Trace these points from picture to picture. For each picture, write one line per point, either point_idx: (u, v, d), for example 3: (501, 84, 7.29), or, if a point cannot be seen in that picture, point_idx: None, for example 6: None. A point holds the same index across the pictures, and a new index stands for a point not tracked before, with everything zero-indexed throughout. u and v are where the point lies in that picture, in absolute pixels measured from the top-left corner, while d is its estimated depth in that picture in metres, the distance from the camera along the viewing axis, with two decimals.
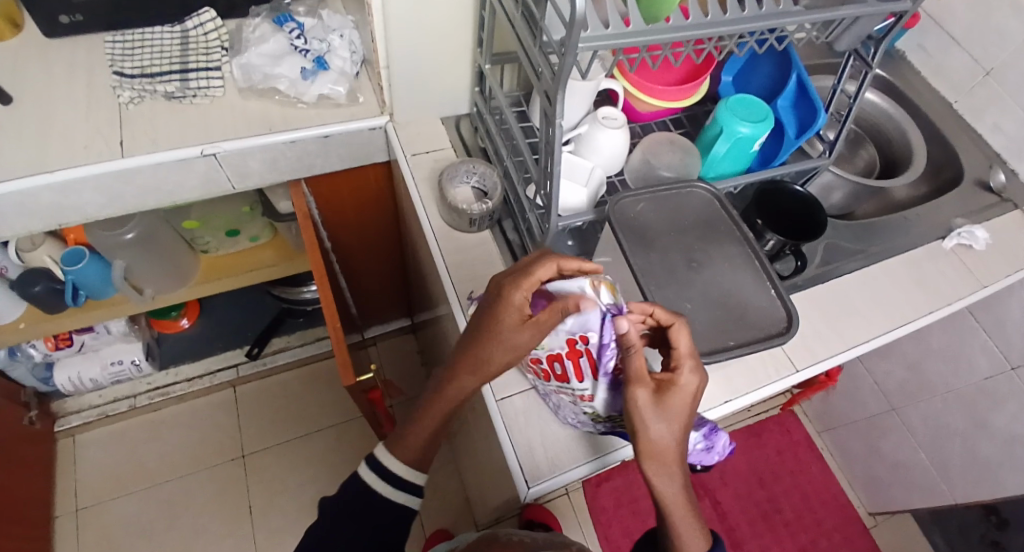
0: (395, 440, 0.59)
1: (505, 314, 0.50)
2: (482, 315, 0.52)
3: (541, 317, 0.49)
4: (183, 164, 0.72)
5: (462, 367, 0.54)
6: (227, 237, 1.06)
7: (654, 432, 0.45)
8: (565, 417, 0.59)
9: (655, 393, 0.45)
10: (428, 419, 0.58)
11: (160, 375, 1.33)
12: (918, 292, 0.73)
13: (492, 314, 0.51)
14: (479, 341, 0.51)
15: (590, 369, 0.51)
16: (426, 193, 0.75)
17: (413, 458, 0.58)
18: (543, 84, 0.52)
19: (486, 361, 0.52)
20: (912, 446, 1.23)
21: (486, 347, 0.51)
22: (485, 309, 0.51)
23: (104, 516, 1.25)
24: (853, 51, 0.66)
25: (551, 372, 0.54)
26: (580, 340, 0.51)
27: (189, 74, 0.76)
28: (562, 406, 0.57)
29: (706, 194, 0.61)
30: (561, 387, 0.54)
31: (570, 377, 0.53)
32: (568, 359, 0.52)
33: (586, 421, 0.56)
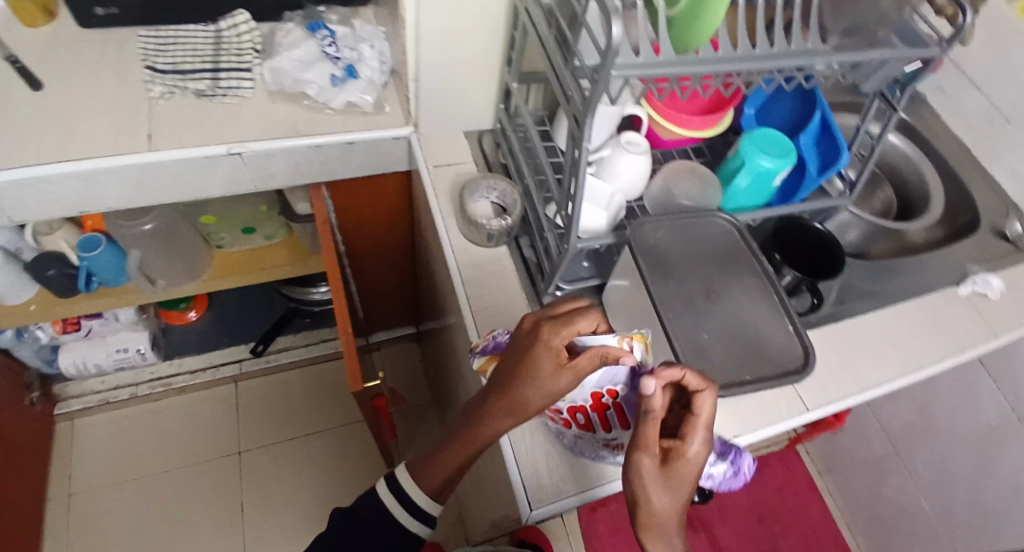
0: (420, 468, 0.57)
1: (541, 358, 0.48)
2: (516, 357, 0.50)
3: (579, 363, 0.48)
4: (209, 161, 0.73)
5: (490, 412, 0.51)
6: (242, 235, 1.07)
7: (660, 500, 0.43)
8: (578, 452, 0.58)
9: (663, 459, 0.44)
10: (442, 449, 0.55)
11: (164, 365, 1.34)
12: (932, 337, 0.73)
13: (526, 355, 0.49)
14: (511, 379, 0.49)
15: (618, 420, 0.53)
16: (444, 205, 0.75)
17: (418, 484, 0.56)
18: (572, 107, 0.52)
19: (520, 408, 0.50)
20: (914, 490, 1.22)
21: (520, 389, 0.49)
22: (521, 351, 0.50)
23: (96, 504, 1.25)
24: (878, 94, 0.66)
25: (572, 421, 0.55)
26: (606, 393, 0.53)
27: (221, 73, 0.77)
28: (575, 443, 0.57)
29: (726, 225, 0.62)
30: (582, 433, 0.56)
31: (594, 426, 0.55)
32: (593, 411, 0.54)
33: (604, 455, 0.56)
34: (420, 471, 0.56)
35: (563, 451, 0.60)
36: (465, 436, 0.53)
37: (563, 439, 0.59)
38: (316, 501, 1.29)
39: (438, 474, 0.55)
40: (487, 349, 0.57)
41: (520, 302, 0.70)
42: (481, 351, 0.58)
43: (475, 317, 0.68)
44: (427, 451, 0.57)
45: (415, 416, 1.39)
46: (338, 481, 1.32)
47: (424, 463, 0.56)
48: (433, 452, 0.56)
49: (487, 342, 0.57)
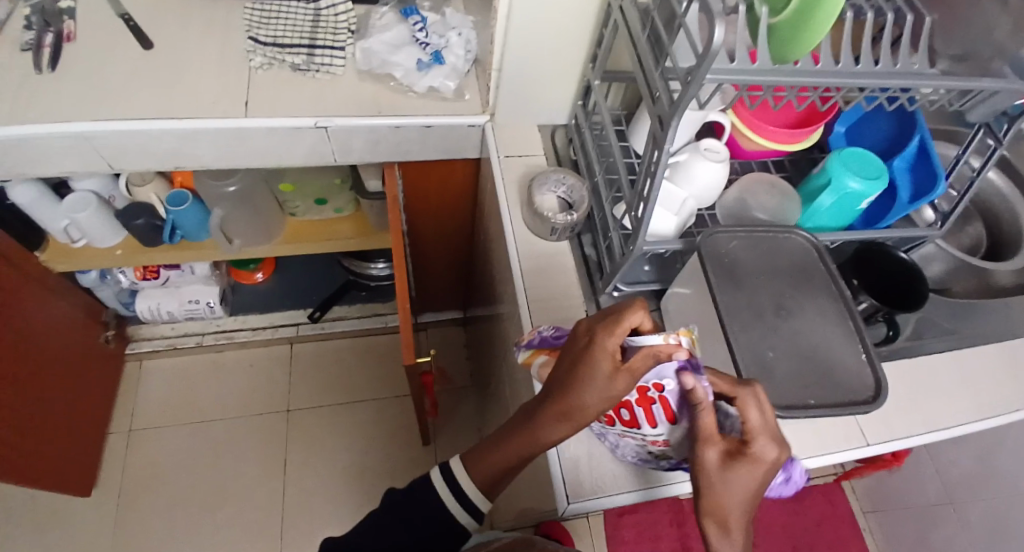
0: (473, 461, 0.56)
1: (597, 361, 0.48)
2: (571, 362, 0.50)
3: (633, 364, 0.47)
4: (296, 132, 0.77)
5: (545, 412, 0.51)
6: (315, 205, 1.12)
7: (724, 496, 0.42)
8: (621, 454, 0.58)
9: (726, 454, 0.44)
10: (495, 446, 0.55)
11: (229, 319, 1.41)
12: (1009, 387, 0.69)
13: (582, 359, 0.49)
14: (568, 384, 0.49)
15: (664, 414, 0.50)
16: (512, 195, 0.76)
17: (469, 474, 0.56)
18: (658, 108, 0.52)
19: (575, 412, 0.49)
20: (966, 546, 1.15)
21: (576, 391, 0.49)
22: (577, 357, 0.50)
23: (154, 440, 1.34)
24: (984, 124, 0.63)
25: (618, 417, 0.53)
26: (652, 387, 0.50)
27: (316, 50, 0.81)
28: (619, 443, 0.57)
29: (805, 243, 0.60)
30: (629, 431, 0.53)
31: (640, 423, 0.52)
32: (638, 405, 0.51)
33: (648, 458, 0.55)
34: (472, 465, 0.56)
35: (605, 450, 0.60)
36: (519, 436, 0.53)
37: (607, 441, 0.59)
38: (352, 468, 1.34)
39: (488, 469, 0.55)
40: (531, 344, 0.59)
41: (578, 298, 0.70)
42: (527, 345, 0.59)
43: (532, 308, 0.68)
44: (479, 448, 0.57)
45: (456, 398, 1.43)
46: (375, 451, 1.36)
47: (477, 458, 0.56)
48: (487, 447, 0.56)
49: (532, 337, 0.59)
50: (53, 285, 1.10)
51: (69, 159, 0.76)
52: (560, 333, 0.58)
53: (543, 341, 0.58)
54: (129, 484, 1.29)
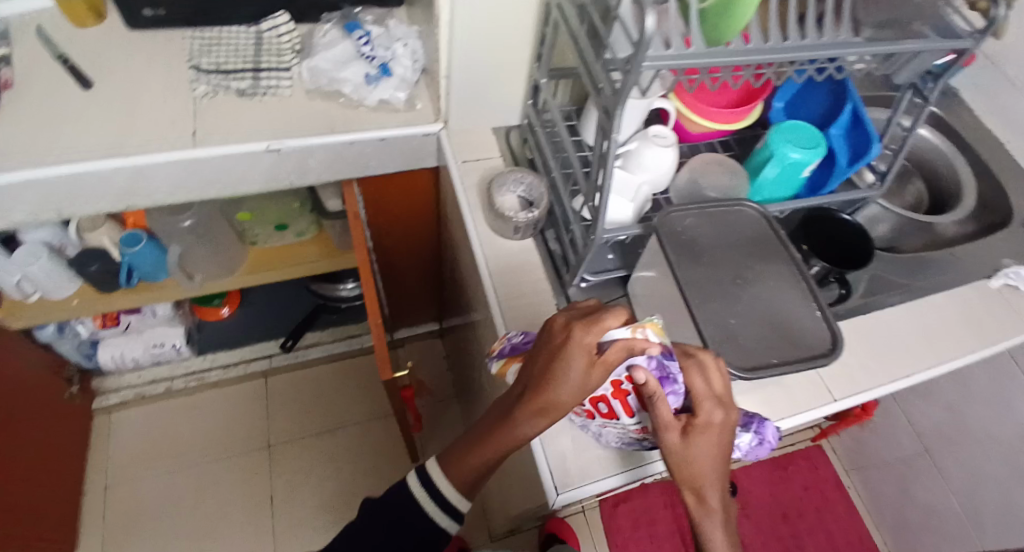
0: (449, 466, 0.56)
1: (574, 357, 0.48)
2: (547, 357, 0.50)
3: (609, 358, 0.47)
4: (249, 157, 0.76)
5: (518, 411, 0.50)
6: (275, 232, 1.10)
7: (691, 471, 0.46)
8: (606, 440, 0.59)
9: (682, 434, 0.47)
10: (473, 445, 0.54)
11: (198, 360, 1.37)
12: (961, 331, 0.73)
13: (558, 355, 0.49)
14: (546, 379, 0.49)
15: (640, 402, 0.51)
16: (472, 198, 0.77)
17: (448, 474, 0.55)
18: (603, 99, 0.54)
19: (549, 409, 0.49)
20: (945, 492, 1.20)
21: (552, 388, 0.48)
22: (551, 354, 0.50)
23: (131, 492, 1.29)
24: (910, 84, 0.66)
25: (596, 411, 0.54)
26: (625, 379, 0.51)
27: (261, 73, 0.80)
28: (601, 432, 0.57)
29: (755, 215, 0.62)
30: (609, 422, 0.54)
31: (619, 414, 0.53)
32: (615, 398, 0.52)
33: (631, 441, 0.56)
34: (444, 472, 0.56)
35: (588, 438, 0.61)
36: (495, 436, 0.52)
37: (591, 430, 0.60)
38: (342, 494, 1.32)
39: (463, 472, 0.55)
40: (503, 353, 0.59)
41: (548, 292, 0.71)
42: (498, 355, 0.59)
43: (503, 306, 0.69)
44: (456, 449, 0.56)
45: (441, 411, 1.42)
46: (363, 475, 1.34)
47: (451, 461, 0.56)
48: (460, 450, 0.55)
49: (503, 346, 0.59)
50: (9, 342, 1.06)
51: (15, 209, 0.74)
52: (529, 338, 0.58)
53: (514, 349, 0.58)
54: (108, 542, 1.24)
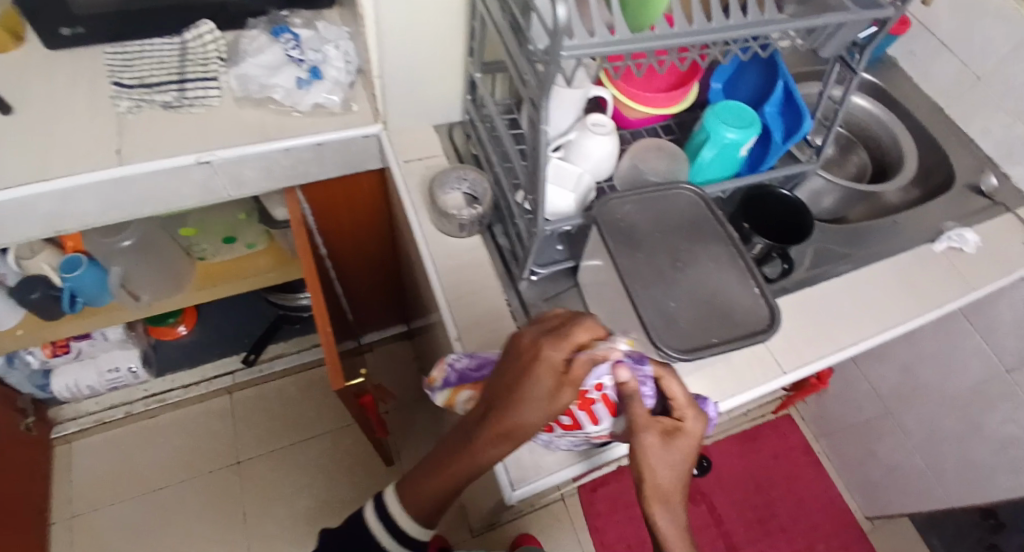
0: (406, 494, 0.55)
1: (541, 376, 0.46)
2: (515, 374, 0.48)
3: (577, 374, 0.46)
4: (179, 171, 0.73)
5: (485, 431, 0.49)
6: (224, 245, 1.08)
7: (664, 474, 0.47)
8: (557, 445, 0.59)
9: (660, 437, 0.48)
10: (433, 469, 0.54)
11: (158, 381, 1.34)
12: (906, 295, 0.75)
13: (524, 374, 0.47)
14: (512, 398, 0.47)
15: (608, 409, 0.52)
16: (416, 199, 0.75)
17: (408, 514, 0.55)
18: (529, 91, 0.53)
19: (517, 430, 0.48)
20: (908, 450, 1.23)
21: (518, 409, 0.47)
22: (518, 370, 0.48)
23: (98, 522, 1.25)
24: (837, 58, 0.66)
25: (557, 424, 0.53)
26: (593, 389, 0.52)
27: (187, 84, 0.78)
28: (554, 438, 0.57)
29: (692, 197, 0.62)
30: (569, 432, 0.54)
31: (583, 424, 0.53)
32: (581, 410, 0.52)
33: (581, 442, 0.56)
34: (407, 492, 0.55)
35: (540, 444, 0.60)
36: (458, 459, 0.52)
37: (541, 439, 0.59)
38: (318, 505, 1.30)
39: (428, 494, 0.54)
40: (449, 383, 0.58)
41: (497, 289, 0.70)
42: (443, 386, 0.58)
43: (452, 307, 0.68)
44: (415, 475, 0.55)
45: (413, 413, 1.41)
46: (339, 483, 1.32)
47: (416, 483, 0.55)
48: (425, 470, 0.55)
49: (447, 374, 0.58)
50: None
51: None
52: (476, 364, 0.59)
53: (462, 377, 0.58)
54: None
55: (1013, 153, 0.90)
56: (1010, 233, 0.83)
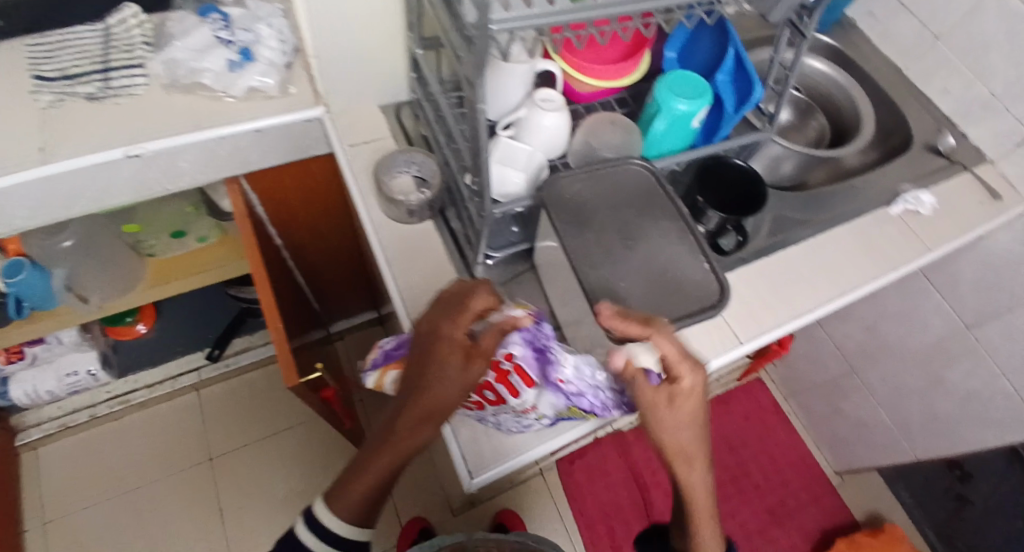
0: (337, 496, 0.55)
1: (448, 354, 0.50)
2: (424, 357, 0.51)
3: (485, 347, 0.50)
4: (108, 166, 0.68)
5: (404, 418, 0.51)
6: (173, 240, 1.03)
7: (673, 432, 0.50)
8: (510, 427, 0.58)
9: (662, 403, 0.49)
10: (361, 466, 0.55)
11: (119, 383, 1.30)
12: (865, 259, 0.74)
13: (431, 356, 0.50)
14: (424, 381, 0.50)
15: (524, 381, 0.51)
16: (364, 185, 0.72)
17: (335, 513, 0.55)
18: (465, 69, 0.50)
19: (434, 410, 0.50)
20: (874, 407, 1.26)
21: (431, 389, 0.50)
22: (425, 352, 0.51)
23: (73, 527, 1.23)
24: (787, 21, 0.64)
25: (484, 400, 0.53)
26: (504, 359, 0.51)
27: (111, 72, 0.72)
28: (499, 419, 0.57)
29: (643, 170, 0.60)
30: (500, 408, 0.53)
31: (506, 397, 0.52)
32: (499, 383, 0.51)
33: (532, 423, 0.56)
34: (339, 497, 0.55)
35: (494, 428, 0.60)
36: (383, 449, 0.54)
37: (491, 420, 0.59)
38: (295, 496, 1.29)
39: (362, 490, 0.54)
40: (377, 364, 0.58)
41: (451, 275, 0.68)
42: (374, 367, 0.58)
43: (405, 297, 0.66)
44: (346, 477, 0.56)
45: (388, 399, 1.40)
46: (316, 473, 1.31)
47: (349, 483, 0.55)
48: (356, 468, 0.55)
49: (376, 356, 0.58)
50: None
51: None
52: (398, 342, 0.58)
53: (386, 357, 0.57)
54: None
55: (969, 112, 0.89)
56: (966, 191, 0.84)
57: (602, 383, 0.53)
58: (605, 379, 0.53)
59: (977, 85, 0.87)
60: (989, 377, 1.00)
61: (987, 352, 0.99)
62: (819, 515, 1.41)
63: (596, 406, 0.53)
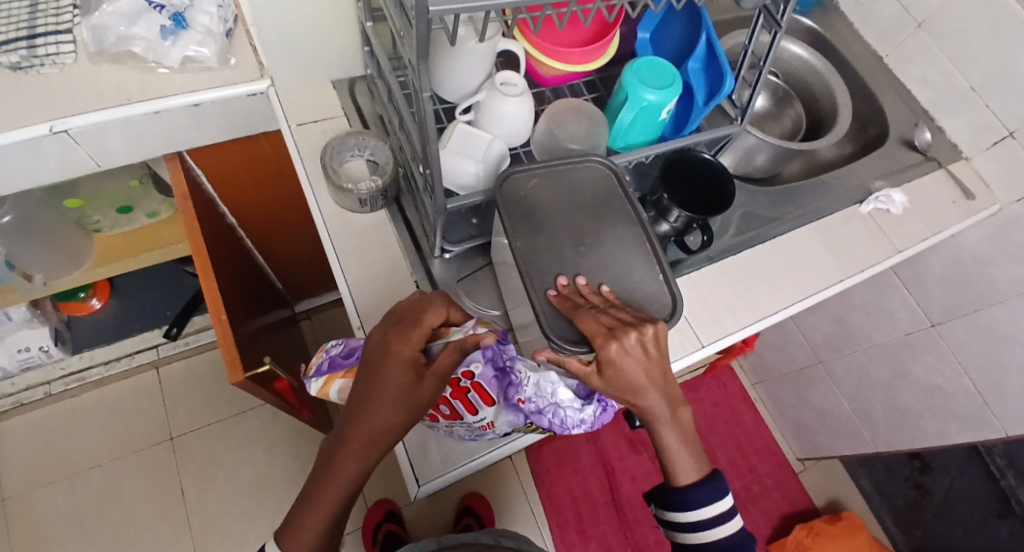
0: (289, 531, 0.52)
1: (398, 370, 0.49)
2: (371, 376, 0.49)
3: (441, 365, 0.48)
4: (31, 144, 0.62)
5: (349, 442, 0.49)
6: (120, 216, 0.98)
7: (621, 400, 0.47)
8: (460, 433, 0.57)
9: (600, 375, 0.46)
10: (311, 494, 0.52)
11: (75, 359, 1.23)
12: (831, 259, 0.73)
13: (379, 375, 0.49)
14: (372, 398, 0.48)
15: (482, 399, 0.53)
16: (312, 169, 0.68)
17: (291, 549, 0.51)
18: (407, 51, 0.46)
19: (381, 434, 0.49)
20: (838, 396, 1.28)
21: (377, 410, 0.48)
22: (372, 368, 0.50)
23: (30, 507, 1.20)
24: (762, 8, 0.59)
25: (439, 414, 0.54)
26: (463, 377, 0.53)
27: (37, 38, 0.64)
28: (451, 428, 0.56)
29: (603, 170, 0.57)
30: (455, 423, 0.55)
31: (462, 414, 0.54)
32: (456, 398, 0.53)
33: (485, 429, 0.55)
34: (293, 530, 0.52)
35: (445, 432, 0.58)
36: (332, 477, 0.50)
37: (441, 426, 0.57)
38: (260, 477, 1.28)
39: (310, 525, 0.51)
40: (321, 371, 0.56)
41: (403, 271, 0.64)
42: (317, 374, 0.56)
43: (354, 292, 0.63)
44: (297, 509, 0.52)
45: None
46: (280, 454, 1.30)
47: (298, 518, 0.52)
48: (304, 501, 0.52)
49: (321, 362, 0.56)
50: None
51: None
52: (346, 351, 0.56)
53: (332, 365, 0.55)
54: None
55: (947, 104, 0.87)
56: (938, 189, 0.82)
57: (562, 401, 0.52)
58: (566, 397, 0.52)
59: (956, 77, 0.85)
60: (951, 372, 1.01)
61: (950, 348, 0.99)
62: (782, 501, 1.44)
63: (557, 424, 0.53)
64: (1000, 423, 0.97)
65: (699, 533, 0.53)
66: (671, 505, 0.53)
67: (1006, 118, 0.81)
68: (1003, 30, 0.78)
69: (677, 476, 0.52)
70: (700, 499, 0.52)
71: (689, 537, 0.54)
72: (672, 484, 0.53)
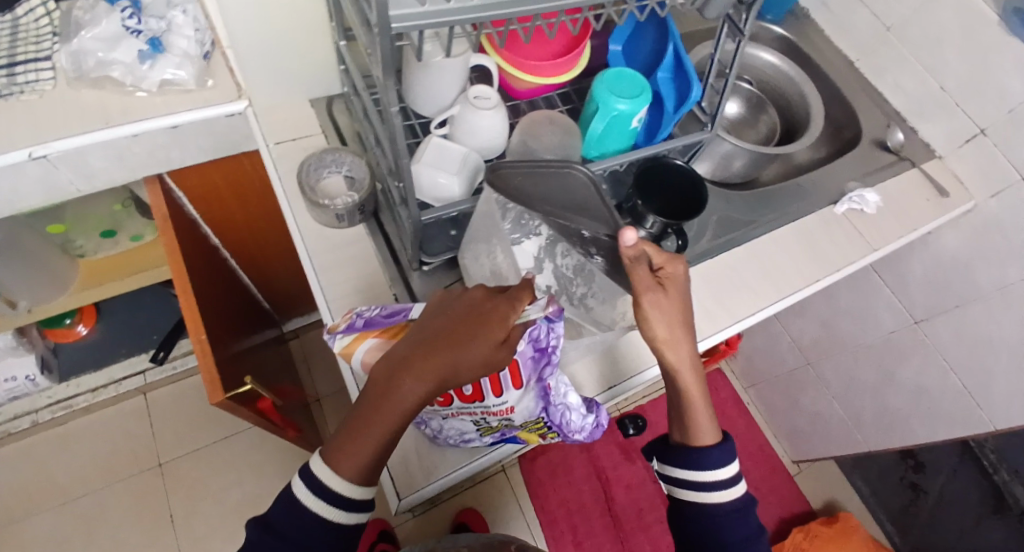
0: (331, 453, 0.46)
1: (492, 326, 0.45)
2: (464, 321, 0.46)
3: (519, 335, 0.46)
4: (12, 170, 0.63)
5: (422, 375, 0.44)
6: (104, 239, 0.97)
7: (669, 323, 0.51)
8: (445, 439, 0.56)
9: (664, 290, 0.52)
10: (358, 421, 0.46)
11: (62, 387, 1.22)
12: (808, 259, 0.74)
13: (479, 320, 0.46)
14: (463, 342, 0.45)
15: (512, 380, 0.49)
16: (290, 187, 0.69)
17: (333, 468, 0.46)
18: (375, 69, 0.47)
19: (460, 380, 0.45)
20: (828, 398, 1.28)
21: (461, 354, 0.44)
22: (466, 317, 0.47)
23: (15, 537, 1.18)
24: (726, 17, 0.59)
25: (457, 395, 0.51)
26: None
27: (16, 66, 0.65)
28: (442, 427, 0.55)
29: (585, 177, 0.57)
30: (471, 406, 0.51)
31: (485, 394, 0.50)
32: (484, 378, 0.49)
33: (472, 437, 0.55)
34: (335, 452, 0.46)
35: (430, 442, 0.58)
36: (382, 406, 0.45)
37: (429, 429, 0.56)
38: (247, 501, 1.26)
39: (358, 453, 0.45)
40: (353, 328, 0.50)
41: (382, 283, 0.65)
42: (347, 330, 0.50)
43: (332, 307, 0.63)
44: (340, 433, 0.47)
45: (347, 399, 1.37)
46: (270, 476, 1.29)
47: (342, 440, 0.46)
48: (349, 424, 0.46)
49: (353, 321, 0.51)
50: None
51: None
52: (387, 312, 0.51)
53: (368, 323, 0.50)
54: None
55: (920, 107, 0.89)
56: (912, 189, 0.84)
57: (571, 404, 0.51)
58: (576, 400, 0.51)
59: (927, 80, 0.87)
60: (937, 370, 1.02)
61: (934, 346, 1.00)
62: (779, 507, 1.43)
63: (562, 427, 0.52)
64: (989, 420, 0.97)
65: (711, 494, 0.53)
66: (684, 461, 0.54)
67: (977, 118, 0.83)
68: (970, 33, 0.80)
69: (700, 434, 0.54)
70: (716, 459, 0.53)
71: (695, 495, 0.54)
72: (691, 443, 0.54)
